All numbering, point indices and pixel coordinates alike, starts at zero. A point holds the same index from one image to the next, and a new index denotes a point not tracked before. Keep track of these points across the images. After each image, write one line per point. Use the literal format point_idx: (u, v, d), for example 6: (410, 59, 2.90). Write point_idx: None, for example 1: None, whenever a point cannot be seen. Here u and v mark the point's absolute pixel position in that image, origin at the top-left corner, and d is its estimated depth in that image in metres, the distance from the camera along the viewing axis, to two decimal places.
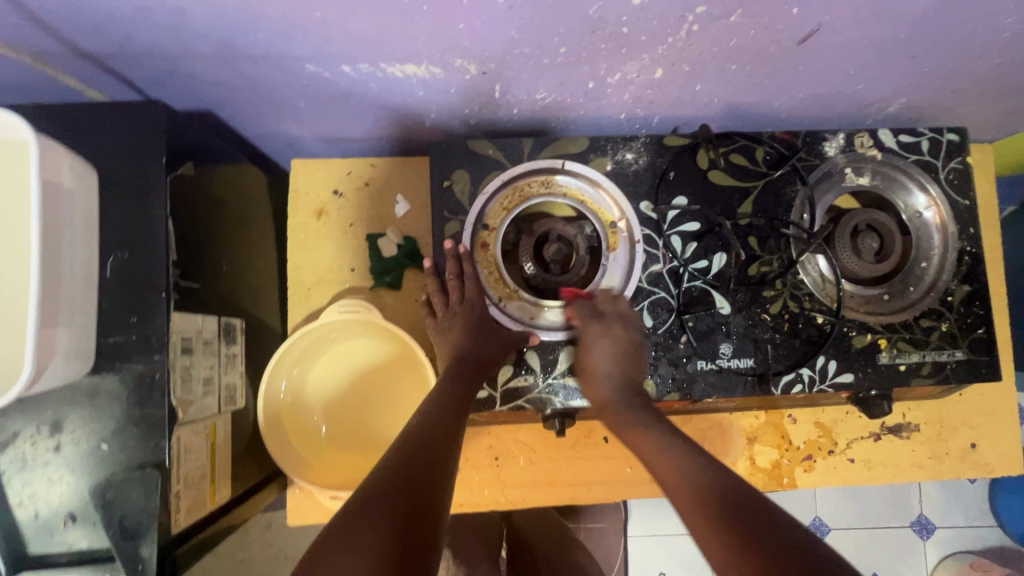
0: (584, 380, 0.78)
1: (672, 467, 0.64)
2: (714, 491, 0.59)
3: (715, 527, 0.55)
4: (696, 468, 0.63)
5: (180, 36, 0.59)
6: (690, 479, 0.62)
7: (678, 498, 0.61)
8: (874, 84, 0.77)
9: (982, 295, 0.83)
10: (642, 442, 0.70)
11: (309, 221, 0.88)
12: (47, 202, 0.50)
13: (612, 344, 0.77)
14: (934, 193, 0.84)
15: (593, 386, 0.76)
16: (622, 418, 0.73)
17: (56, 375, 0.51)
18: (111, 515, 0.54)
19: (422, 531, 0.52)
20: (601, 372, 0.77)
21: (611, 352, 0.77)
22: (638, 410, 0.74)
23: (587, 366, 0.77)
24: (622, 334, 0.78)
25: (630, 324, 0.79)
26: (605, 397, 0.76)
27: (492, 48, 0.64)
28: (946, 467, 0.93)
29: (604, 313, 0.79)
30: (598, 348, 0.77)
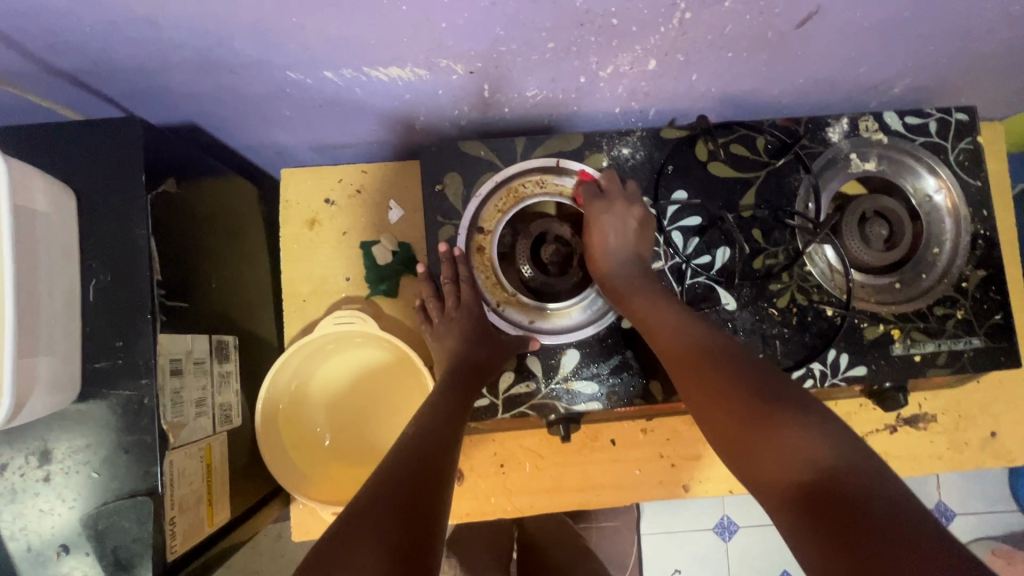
0: (591, 259, 0.78)
1: (703, 363, 0.61)
2: (747, 394, 0.56)
3: (741, 443, 0.54)
4: (732, 367, 0.59)
5: (155, 49, 0.57)
6: (721, 381, 0.58)
7: (705, 400, 0.59)
8: (878, 66, 0.74)
9: (997, 280, 0.80)
10: (668, 337, 0.66)
11: (301, 231, 0.86)
12: (20, 228, 0.48)
13: (625, 231, 0.75)
14: (944, 176, 0.81)
15: (598, 265, 0.77)
16: (638, 301, 0.71)
17: (40, 405, 0.50)
18: (106, 546, 0.53)
19: (421, 542, 0.50)
20: (603, 250, 0.76)
21: (612, 230, 0.76)
22: (659, 304, 0.70)
23: (596, 250, 0.77)
24: (621, 210, 0.76)
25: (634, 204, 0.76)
26: (613, 270, 0.75)
27: (477, 47, 0.62)
28: (966, 458, 0.91)
29: (609, 191, 0.77)
30: (599, 244, 0.76)
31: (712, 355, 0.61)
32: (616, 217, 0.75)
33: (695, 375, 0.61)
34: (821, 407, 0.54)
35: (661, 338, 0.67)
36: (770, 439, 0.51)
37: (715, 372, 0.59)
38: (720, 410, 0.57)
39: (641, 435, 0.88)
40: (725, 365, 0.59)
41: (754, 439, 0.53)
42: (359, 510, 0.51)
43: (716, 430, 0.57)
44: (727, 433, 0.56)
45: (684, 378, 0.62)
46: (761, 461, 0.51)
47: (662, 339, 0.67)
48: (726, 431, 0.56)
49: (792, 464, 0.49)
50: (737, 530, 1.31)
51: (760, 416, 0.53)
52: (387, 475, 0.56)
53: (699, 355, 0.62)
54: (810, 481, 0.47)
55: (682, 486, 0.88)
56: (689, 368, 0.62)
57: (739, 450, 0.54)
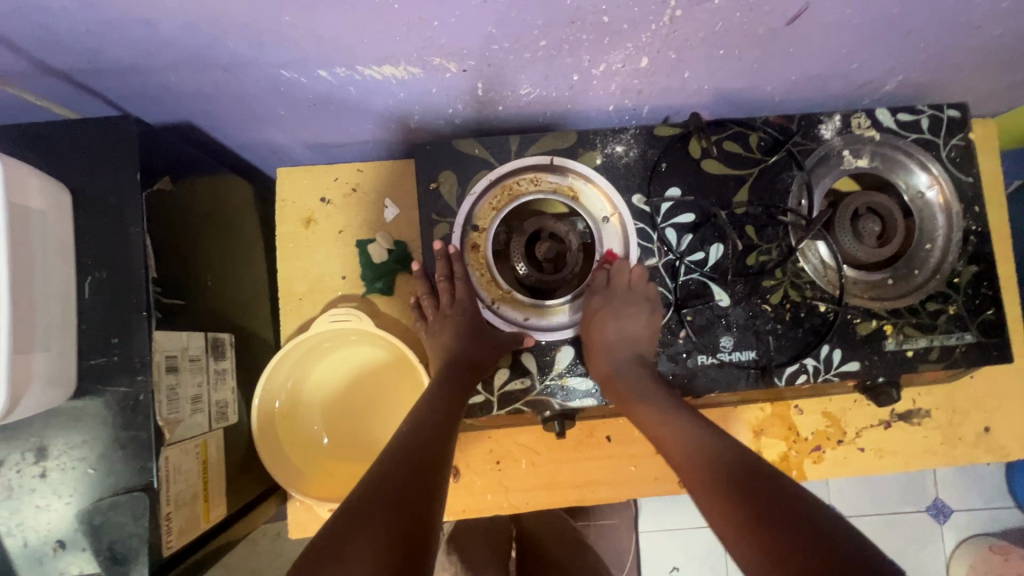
0: (589, 354, 0.77)
1: (701, 447, 0.63)
2: (750, 470, 0.59)
3: (743, 512, 0.54)
4: (725, 451, 0.62)
5: (149, 48, 0.57)
6: (723, 461, 0.60)
7: (704, 474, 0.60)
8: (869, 63, 0.75)
9: (989, 275, 0.81)
10: (661, 430, 0.68)
11: (297, 229, 0.87)
12: (16, 226, 0.49)
13: (626, 322, 0.77)
14: (936, 172, 0.82)
15: (598, 359, 0.76)
16: (641, 407, 0.71)
17: (36, 402, 0.50)
18: (102, 540, 0.53)
19: (421, 527, 0.52)
20: (605, 347, 0.77)
21: (619, 325, 0.77)
22: (658, 394, 0.72)
23: (595, 324, 0.78)
24: (629, 304, 0.78)
25: (643, 295, 0.78)
26: (612, 368, 0.75)
27: (470, 45, 0.63)
28: (960, 453, 0.91)
29: (614, 281, 0.79)
30: (604, 321, 0.77)
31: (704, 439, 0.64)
32: (623, 327, 0.77)
33: (692, 452, 0.63)
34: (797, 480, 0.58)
35: (653, 435, 0.68)
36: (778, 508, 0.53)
37: (715, 453, 0.62)
38: (724, 478, 0.58)
39: (636, 432, 0.88)
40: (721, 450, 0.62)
41: (759, 509, 0.54)
42: (358, 501, 0.52)
43: (712, 499, 0.58)
44: (724, 503, 0.56)
45: (681, 466, 0.63)
46: (767, 527, 0.52)
47: (654, 433, 0.68)
48: (726, 499, 0.56)
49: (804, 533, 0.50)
50: None
51: (767, 484, 0.56)
52: (385, 467, 0.57)
53: (695, 441, 0.64)
54: (823, 550, 0.49)
55: (677, 482, 0.88)
56: (687, 449, 0.64)
57: (740, 518, 0.54)
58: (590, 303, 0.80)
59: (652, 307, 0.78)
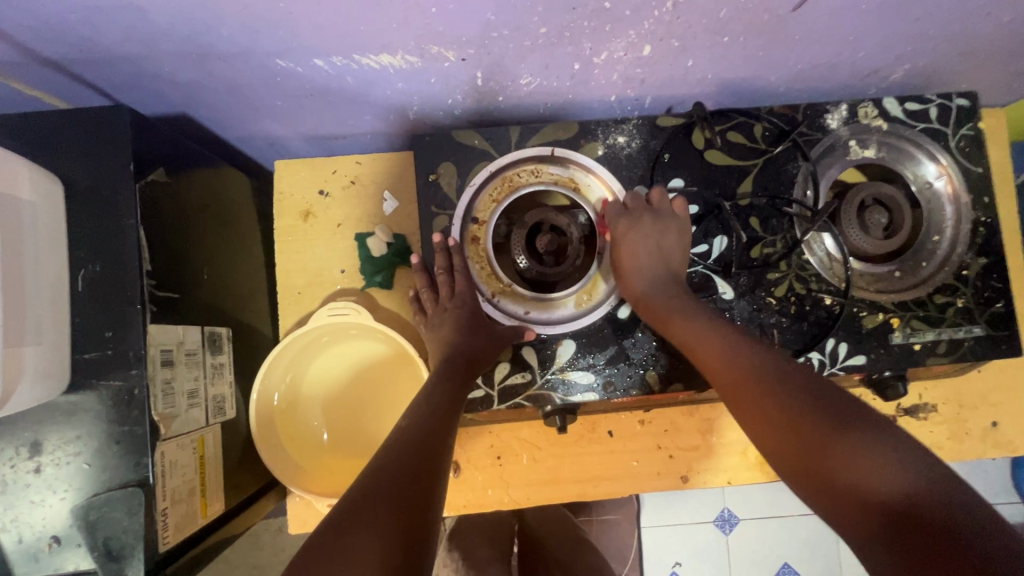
0: (620, 277, 0.76)
1: (756, 389, 0.58)
2: (817, 410, 0.53)
3: (807, 463, 0.51)
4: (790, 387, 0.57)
5: (141, 37, 0.56)
6: (779, 408, 0.55)
7: (760, 419, 0.56)
8: (876, 51, 0.73)
9: (999, 267, 0.79)
10: (721, 364, 0.62)
11: (295, 223, 0.86)
12: (5, 217, 0.48)
13: (655, 241, 0.74)
14: (946, 162, 0.80)
15: (631, 282, 0.75)
16: (679, 320, 0.69)
17: (28, 396, 0.50)
18: (98, 536, 0.53)
19: (421, 517, 0.51)
20: (636, 267, 0.75)
21: (647, 243, 0.74)
22: (701, 319, 0.68)
23: (624, 264, 0.76)
24: (656, 224, 0.75)
25: (673, 219, 0.75)
26: (646, 289, 0.74)
27: (469, 33, 0.61)
28: (967, 448, 0.90)
29: (633, 208, 0.77)
30: (633, 242, 0.75)
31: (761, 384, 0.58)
32: (653, 244, 0.74)
33: (747, 399, 0.58)
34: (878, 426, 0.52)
35: (710, 361, 0.64)
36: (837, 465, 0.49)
37: (768, 399, 0.56)
38: (781, 431, 0.54)
39: (638, 427, 0.88)
40: (779, 387, 0.57)
41: (821, 457, 0.50)
42: (357, 494, 0.52)
43: (772, 446, 0.55)
44: (784, 452, 0.53)
45: (738, 407, 0.59)
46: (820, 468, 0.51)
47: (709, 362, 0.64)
48: (783, 454, 0.53)
49: (865, 490, 0.47)
50: (737, 522, 1.31)
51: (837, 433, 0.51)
52: (383, 460, 0.56)
53: (748, 384, 0.59)
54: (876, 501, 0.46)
55: (679, 477, 0.87)
56: (743, 398, 0.59)
57: (806, 471, 0.51)
58: (614, 229, 0.77)
59: (681, 220, 0.76)
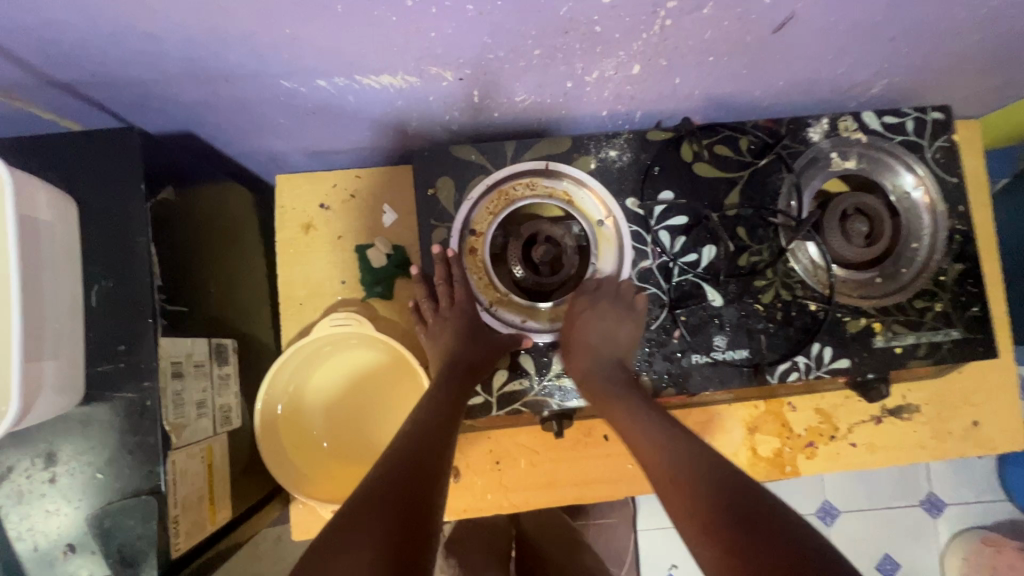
0: (568, 353, 0.78)
1: (698, 479, 0.58)
2: (738, 499, 0.54)
3: (722, 542, 0.52)
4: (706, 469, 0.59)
5: (152, 61, 0.59)
6: (705, 498, 0.56)
7: (687, 504, 0.56)
8: (854, 67, 0.77)
9: (974, 273, 0.83)
10: (644, 449, 0.65)
11: (297, 235, 0.88)
12: (25, 237, 0.50)
13: (610, 329, 0.77)
14: (922, 173, 0.84)
15: (578, 359, 0.76)
16: (615, 413, 0.71)
17: (46, 408, 0.52)
18: (112, 543, 0.54)
19: (422, 522, 0.53)
20: (585, 346, 0.77)
21: (598, 322, 0.77)
22: (636, 408, 0.70)
23: (574, 339, 0.77)
24: (612, 306, 0.78)
25: (632, 304, 0.79)
26: (592, 369, 0.76)
27: (466, 55, 0.64)
28: (949, 447, 0.93)
29: (602, 288, 0.80)
30: (587, 320, 0.77)
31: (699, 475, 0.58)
32: (606, 329, 0.77)
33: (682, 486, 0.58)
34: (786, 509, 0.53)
35: (649, 467, 0.63)
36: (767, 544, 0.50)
37: (700, 487, 0.57)
38: (696, 507, 0.55)
39: None
40: (708, 476, 0.57)
41: (750, 540, 0.51)
42: (362, 498, 0.54)
43: (700, 530, 0.54)
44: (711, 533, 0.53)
45: (659, 482, 0.61)
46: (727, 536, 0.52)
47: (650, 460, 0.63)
48: (698, 528, 0.54)
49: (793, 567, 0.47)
50: None
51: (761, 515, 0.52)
52: (387, 466, 0.58)
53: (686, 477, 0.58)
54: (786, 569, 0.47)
55: None
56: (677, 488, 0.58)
57: (719, 543, 0.52)
58: (573, 305, 0.80)
59: (637, 313, 0.79)
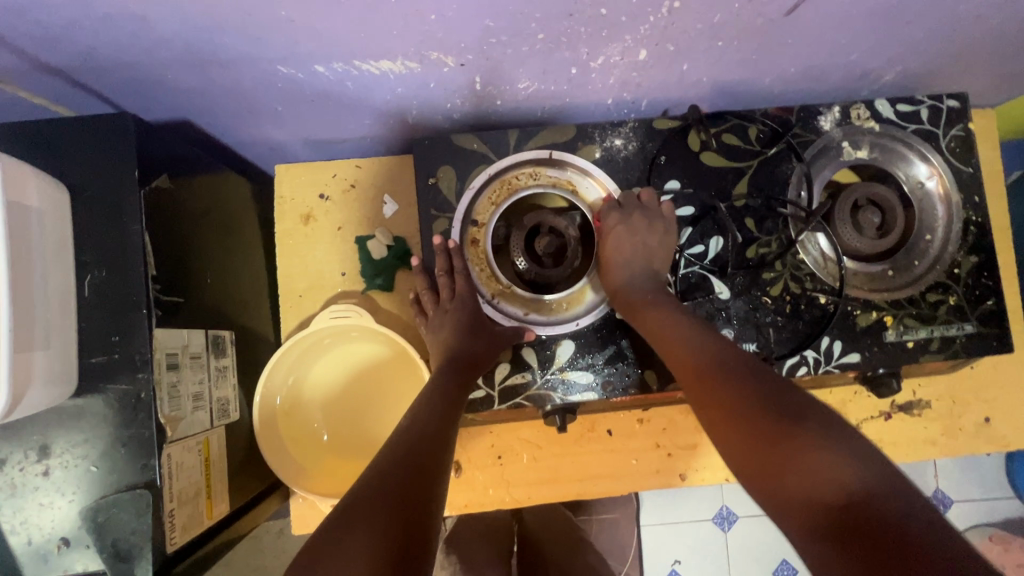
0: (603, 269, 0.78)
1: (736, 390, 0.56)
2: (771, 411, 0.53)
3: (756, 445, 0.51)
4: (745, 380, 0.57)
5: (145, 44, 0.57)
6: (742, 404, 0.55)
7: (720, 411, 0.56)
8: (868, 53, 0.74)
9: (989, 265, 0.81)
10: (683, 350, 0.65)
11: (296, 226, 0.87)
12: (15, 225, 0.49)
13: (643, 241, 0.76)
14: (936, 163, 0.82)
15: (612, 273, 0.76)
16: (653, 316, 0.70)
17: (37, 401, 0.51)
18: (105, 538, 0.53)
19: (421, 517, 0.52)
20: (620, 258, 0.76)
21: (631, 238, 0.76)
22: (674, 312, 0.70)
23: (608, 255, 0.77)
24: (646, 219, 0.77)
25: (660, 214, 0.77)
26: (626, 282, 0.75)
27: (468, 39, 0.62)
28: (960, 444, 0.91)
29: (626, 204, 0.78)
30: (618, 235, 0.76)
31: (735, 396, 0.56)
32: (637, 241, 0.75)
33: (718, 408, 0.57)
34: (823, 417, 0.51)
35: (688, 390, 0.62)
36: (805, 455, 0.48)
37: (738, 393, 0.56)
38: (732, 411, 0.55)
39: (637, 426, 0.89)
40: (748, 388, 0.56)
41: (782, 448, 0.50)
42: (359, 494, 0.52)
43: (733, 434, 0.54)
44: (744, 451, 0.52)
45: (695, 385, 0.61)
46: (760, 443, 0.51)
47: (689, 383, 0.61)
48: (732, 430, 0.54)
49: (813, 475, 0.46)
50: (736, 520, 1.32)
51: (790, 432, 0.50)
52: (386, 461, 0.57)
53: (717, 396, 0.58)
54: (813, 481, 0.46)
55: (677, 475, 0.89)
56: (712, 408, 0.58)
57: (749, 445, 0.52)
58: (603, 225, 0.78)
59: (667, 220, 0.78)
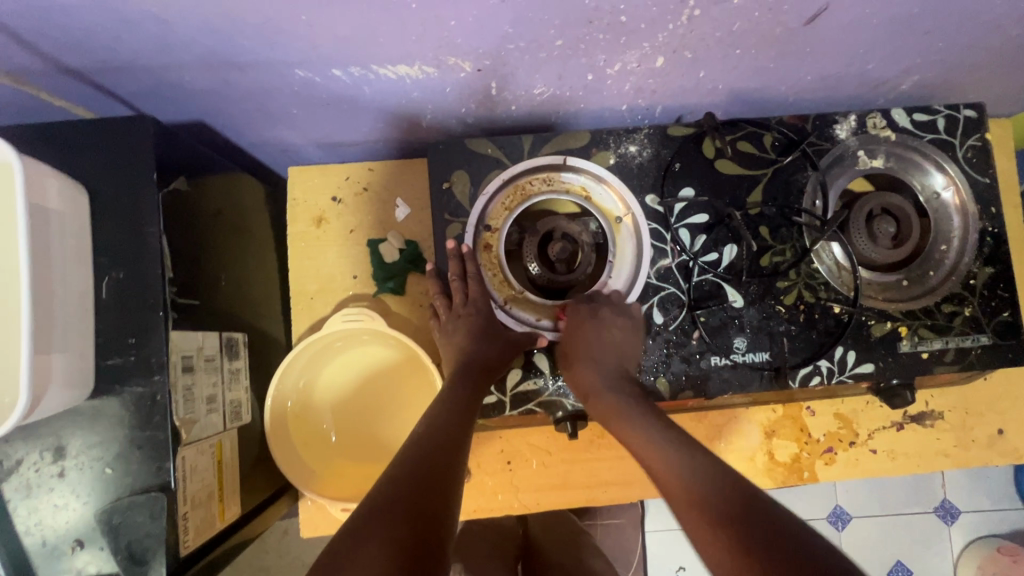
0: (568, 364, 0.76)
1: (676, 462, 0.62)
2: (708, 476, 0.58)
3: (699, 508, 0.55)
4: (683, 451, 0.63)
5: (165, 47, 0.57)
6: (683, 473, 0.60)
7: (666, 482, 0.61)
8: (886, 62, 0.74)
9: (1006, 277, 0.80)
10: (627, 429, 0.70)
11: (308, 229, 0.87)
12: (35, 226, 0.49)
13: (608, 335, 0.75)
14: (953, 173, 0.81)
15: (577, 369, 0.75)
16: (617, 417, 0.71)
17: (54, 402, 0.51)
18: (120, 540, 0.53)
19: (435, 526, 0.51)
20: (586, 356, 0.75)
21: (599, 334, 0.75)
22: (627, 397, 0.73)
23: (575, 351, 0.76)
24: (615, 315, 0.77)
25: (629, 312, 0.77)
26: (593, 380, 0.74)
27: (486, 45, 0.62)
28: (973, 456, 0.91)
29: (596, 300, 0.79)
30: (586, 331, 0.76)
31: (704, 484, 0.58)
32: (602, 337, 0.75)
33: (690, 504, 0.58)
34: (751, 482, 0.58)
35: (649, 471, 0.64)
36: (754, 514, 0.52)
37: (678, 462, 0.61)
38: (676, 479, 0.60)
39: None
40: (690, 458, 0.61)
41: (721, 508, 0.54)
42: (374, 503, 0.52)
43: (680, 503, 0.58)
44: (703, 520, 0.54)
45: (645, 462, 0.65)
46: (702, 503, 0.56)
47: (661, 476, 0.62)
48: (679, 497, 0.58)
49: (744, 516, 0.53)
50: None
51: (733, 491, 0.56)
52: (400, 468, 0.57)
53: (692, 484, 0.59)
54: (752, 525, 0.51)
55: None
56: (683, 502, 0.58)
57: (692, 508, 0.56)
58: (568, 317, 0.78)
59: (637, 319, 0.77)
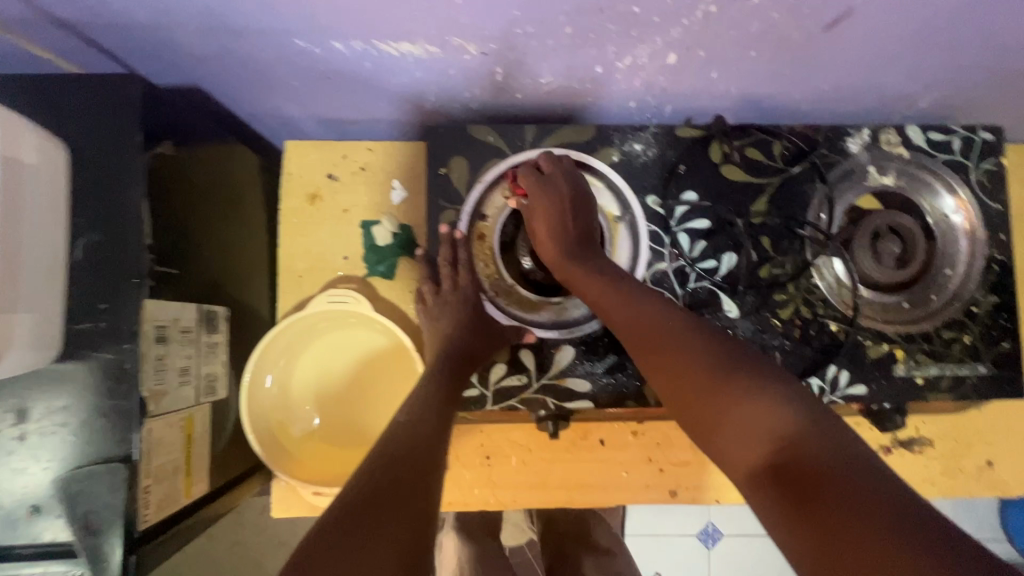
0: (536, 239, 0.72)
1: (682, 356, 0.55)
2: (714, 378, 0.52)
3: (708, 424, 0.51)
4: (684, 347, 0.56)
5: (158, 6, 0.55)
6: (684, 371, 0.54)
7: (674, 381, 0.55)
8: (906, 77, 0.72)
9: (1009, 306, 0.78)
10: (617, 305, 0.63)
11: (301, 205, 0.85)
12: (8, 181, 0.47)
13: (560, 205, 0.70)
14: (964, 197, 0.79)
15: (546, 245, 0.70)
16: (594, 281, 0.66)
17: (19, 364, 0.49)
18: (76, 509, 0.52)
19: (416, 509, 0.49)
20: (547, 234, 0.70)
21: (554, 209, 0.70)
22: (616, 272, 0.67)
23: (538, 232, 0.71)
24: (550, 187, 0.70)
25: (575, 181, 0.71)
26: (557, 252, 0.70)
27: (493, 27, 0.60)
28: (959, 485, 0.89)
29: (551, 175, 0.71)
30: (543, 208, 0.70)
31: (761, 398, 0.49)
32: (546, 211, 0.70)
33: (759, 410, 0.48)
34: (768, 370, 0.52)
35: (647, 362, 0.58)
36: (778, 444, 0.45)
37: (679, 354, 0.55)
38: (683, 381, 0.54)
39: (631, 438, 0.87)
40: (694, 353, 0.55)
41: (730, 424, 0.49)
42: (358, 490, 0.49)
43: (690, 413, 0.53)
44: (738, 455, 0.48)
45: (635, 345, 0.60)
46: (706, 415, 0.51)
47: (661, 378, 0.56)
48: (688, 403, 0.53)
49: (766, 444, 0.46)
50: (720, 536, 1.30)
51: (737, 397, 0.50)
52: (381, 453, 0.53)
53: (706, 389, 0.52)
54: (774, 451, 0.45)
55: (668, 492, 0.86)
56: (753, 423, 0.47)
57: (705, 428, 0.52)
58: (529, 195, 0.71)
59: (566, 184, 0.71)
